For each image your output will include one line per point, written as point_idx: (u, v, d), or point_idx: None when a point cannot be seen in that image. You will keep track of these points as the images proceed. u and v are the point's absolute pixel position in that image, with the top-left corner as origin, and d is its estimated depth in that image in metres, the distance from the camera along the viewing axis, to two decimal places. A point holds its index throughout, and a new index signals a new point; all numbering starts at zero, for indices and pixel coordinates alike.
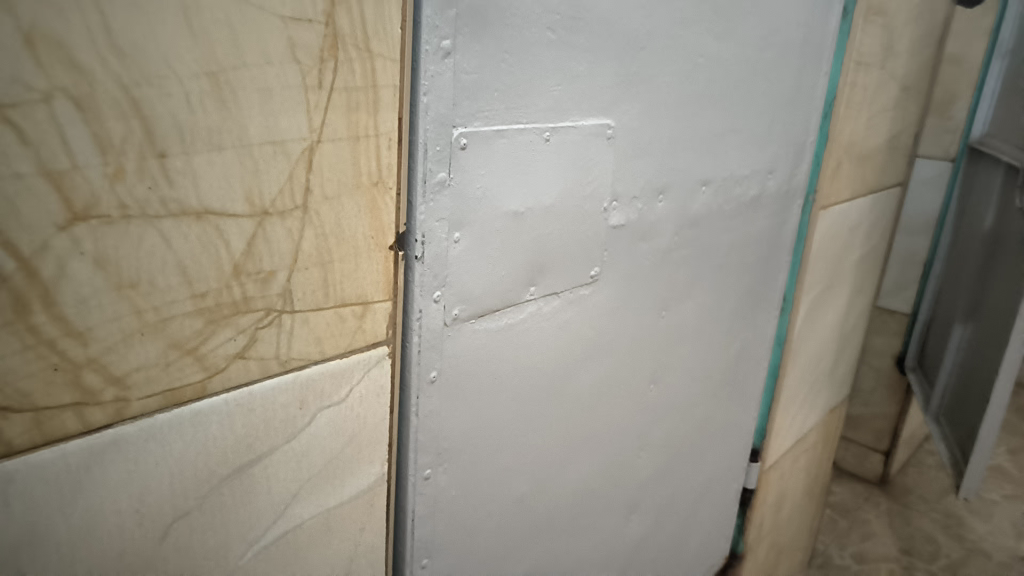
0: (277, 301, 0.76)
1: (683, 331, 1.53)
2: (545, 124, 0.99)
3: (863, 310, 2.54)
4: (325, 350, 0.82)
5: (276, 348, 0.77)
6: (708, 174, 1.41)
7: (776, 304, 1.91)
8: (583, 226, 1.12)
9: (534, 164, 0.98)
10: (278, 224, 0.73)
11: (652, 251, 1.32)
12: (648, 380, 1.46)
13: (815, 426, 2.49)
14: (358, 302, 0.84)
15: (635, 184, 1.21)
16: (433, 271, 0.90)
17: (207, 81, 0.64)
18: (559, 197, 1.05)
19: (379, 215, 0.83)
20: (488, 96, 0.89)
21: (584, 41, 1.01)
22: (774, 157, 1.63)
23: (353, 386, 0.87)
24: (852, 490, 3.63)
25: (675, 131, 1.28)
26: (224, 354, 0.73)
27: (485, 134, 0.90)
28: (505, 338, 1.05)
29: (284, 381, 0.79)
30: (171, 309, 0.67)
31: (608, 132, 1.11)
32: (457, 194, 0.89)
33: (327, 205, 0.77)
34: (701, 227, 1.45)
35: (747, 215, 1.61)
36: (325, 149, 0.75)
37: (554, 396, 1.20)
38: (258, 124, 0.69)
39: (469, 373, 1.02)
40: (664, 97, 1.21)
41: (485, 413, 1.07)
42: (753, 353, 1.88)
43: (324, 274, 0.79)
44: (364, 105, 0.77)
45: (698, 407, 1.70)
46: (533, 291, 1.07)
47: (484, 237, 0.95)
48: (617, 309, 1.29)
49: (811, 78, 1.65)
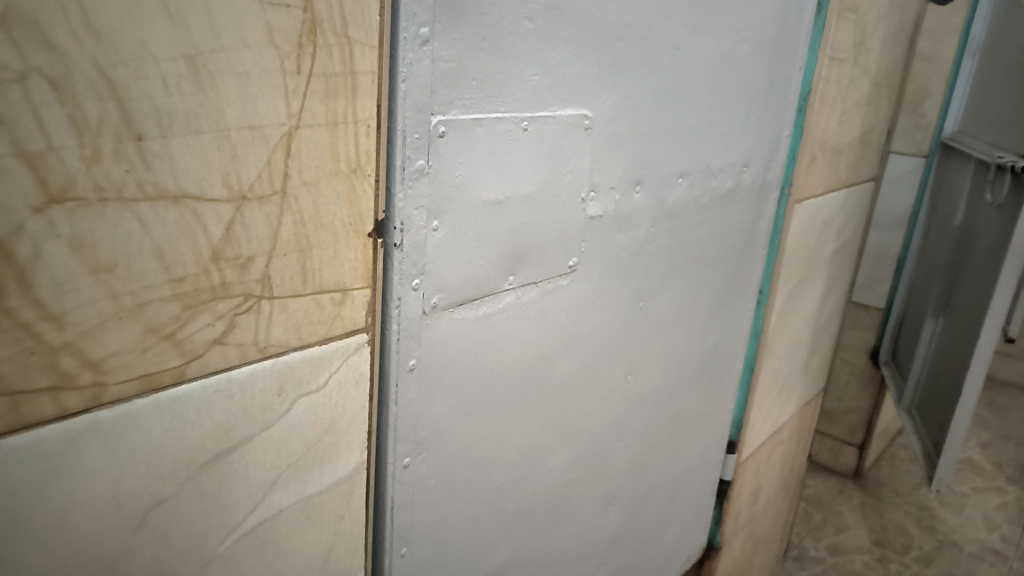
0: (255, 287, 0.76)
1: (660, 323, 1.55)
2: (523, 113, 0.99)
3: (837, 303, 2.58)
4: (303, 338, 0.82)
5: (254, 334, 0.77)
6: (685, 167, 1.43)
7: (752, 297, 1.94)
8: (561, 216, 1.13)
9: (512, 153, 0.99)
10: (256, 210, 0.73)
11: (629, 243, 1.34)
12: (625, 372, 1.48)
13: (790, 418, 2.53)
14: (336, 289, 0.84)
15: (613, 175, 1.23)
16: (412, 259, 0.91)
17: (184, 64, 0.64)
18: (537, 186, 1.06)
19: (357, 202, 0.83)
20: (466, 84, 0.90)
21: (563, 31, 1.02)
22: (749, 151, 1.65)
23: (331, 374, 0.87)
24: (827, 483, 3.69)
25: (652, 123, 1.29)
26: (202, 340, 0.73)
27: (464, 122, 0.91)
28: (483, 327, 1.06)
29: (262, 368, 0.79)
30: (148, 294, 0.67)
31: (585, 122, 1.12)
32: (436, 182, 0.90)
33: (305, 191, 0.77)
34: (677, 219, 1.47)
35: (723, 209, 1.63)
36: (303, 134, 0.75)
37: (532, 386, 1.21)
38: (236, 109, 0.68)
39: (448, 363, 1.02)
40: (641, 88, 1.23)
41: (464, 402, 1.08)
42: (729, 346, 1.91)
43: (302, 261, 0.79)
44: (342, 90, 0.77)
45: (675, 400, 1.73)
46: (512, 281, 1.08)
47: (463, 226, 0.96)
48: (595, 300, 1.30)
49: (785, 73, 1.68)
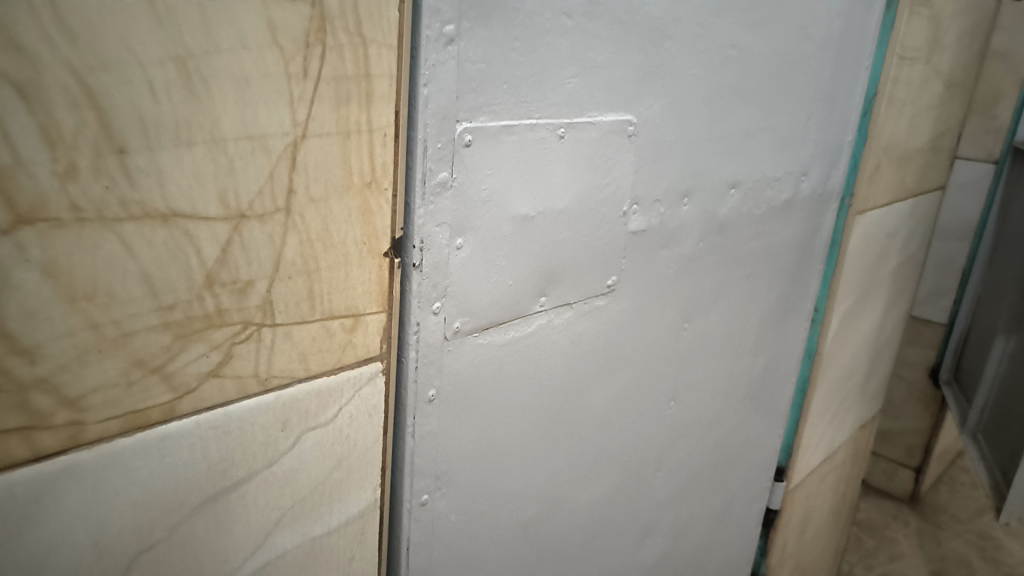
0: (256, 314, 0.68)
1: (707, 345, 1.45)
2: (559, 119, 0.90)
3: (897, 320, 2.42)
4: (310, 368, 0.75)
5: (256, 365, 0.70)
6: (738, 177, 1.32)
7: (807, 316, 1.81)
8: (599, 232, 1.04)
9: (546, 164, 0.90)
10: (257, 229, 0.66)
11: (675, 259, 1.23)
12: (666, 398, 1.38)
13: (843, 443, 2.38)
14: (348, 315, 0.76)
15: (659, 186, 1.13)
16: (433, 281, 0.83)
17: (175, 67, 0.56)
18: (573, 200, 0.97)
19: (372, 219, 0.75)
20: (496, 88, 0.81)
21: (605, 29, 0.93)
22: (809, 159, 1.53)
23: (342, 406, 0.79)
24: (879, 507, 3.50)
25: (702, 130, 1.19)
26: (196, 373, 0.65)
27: (493, 130, 0.82)
28: (510, 353, 0.97)
29: (264, 402, 0.72)
30: (134, 323, 0.60)
31: (629, 128, 1.02)
32: (461, 197, 0.82)
33: (312, 208, 0.69)
34: (729, 233, 1.36)
35: (778, 222, 1.51)
36: (310, 145, 0.67)
37: (564, 415, 1.12)
38: (234, 119, 0.61)
39: (471, 392, 0.94)
40: (691, 91, 1.12)
41: (489, 434, 0.99)
42: (779, 367, 1.79)
43: (310, 285, 0.72)
44: (355, 97, 0.69)
45: (720, 426, 1.62)
46: (544, 302, 0.99)
47: (489, 243, 0.87)
48: (635, 322, 1.21)
49: (849, 74, 1.55)
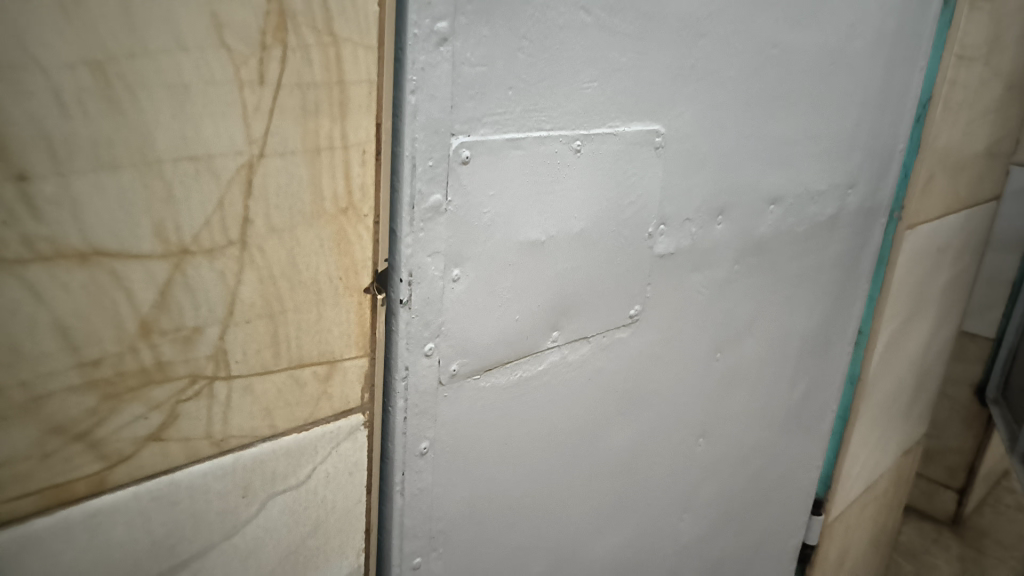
0: (207, 366, 0.57)
1: (742, 374, 1.32)
2: (574, 130, 0.78)
3: (945, 339, 2.25)
4: (276, 424, 0.64)
5: (208, 424, 0.59)
6: (777, 192, 1.19)
7: (850, 338, 1.67)
8: (621, 256, 0.92)
9: (559, 182, 0.79)
10: (204, 267, 0.55)
11: (706, 283, 1.11)
12: (696, 435, 1.25)
13: (885, 470, 2.22)
14: (321, 361, 0.65)
15: (689, 204, 1.00)
16: (424, 319, 0.71)
17: (91, 74, 0.46)
18: (591, 221, 0.85)
19: (348, 250, 0.64)
20: (500, 95, 0.70)
21: (629, 26, 0.80)
22: (856, 170, 1.39)
23: (316, 466, 0.68)
24: (919, 530, 3.31)
25: (739, 141, 1.06)
26: (132, 438, 0.55)
27: (496, 144, 0.71)
28: (518, 396, 0.85)
29: (219, 466, 0.61)
30: (47, 383, 0.49)
31: (656, 140, 0.90)
32: (457, 221, 0.70)
33: (274, 239, 0.58)
34: (766, 253, 1.23)
35: (821, 239, 1.37)
36: (270, 165, 0.56)
37: (581, 460, 1.00)
38: (172, 136, 0.50)
39: (472, 442, 0.82)
40: (727, 98, 1.00)
41: (494, 486, 0.87)
42: (820, 395, 1.64)
43: (273, 329, 0.61)
44: (325, 108, 0.58)
45: (754, 460, 1.49)
46: (556, 337, 0.87)
47: (491, 274, 0.76)
48: (661, 355, 1.08)
49: (902, 76, 1.40)
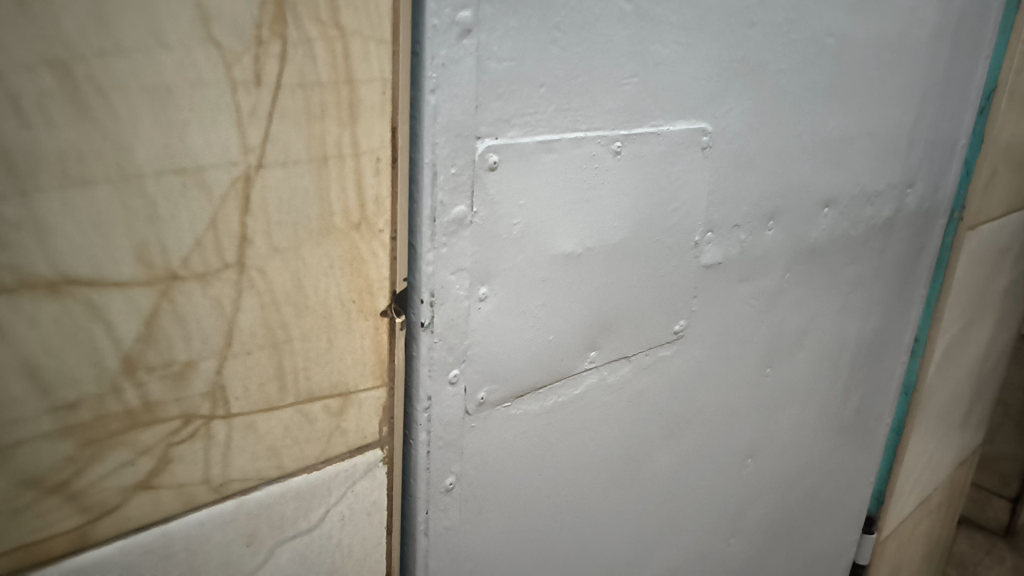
0: (203, 405, 0.51)
1: (792, 389, 1.22)
2: (614, 130, 0.70)
3: (1004, 345, 2.10)
4: (284, 465, 0.57)
5: (206, 470, 0.52)
6: (832, 193, 1.09)
7: (907, 347, 1.55)
8: (665, 267, 0.83)
9: (596, 188, 0.71)
10: (196, 293, 0.48)
11: (756, 294, 1.02)
12: (744, 455, 1.16)
13: (940, 485, 2.09)
14: (334, 394, 0.58)
15: (738, 209, 0.91)
16: (448, 343, 0.64)
17: (54, 76, 0.39)
18: (631, 230, 0.77)
19: (362, 270, 0.57)
20: (530, 93, 0.62)
21: (675, 14, 0.72)
22: (915, 167, 1.28)
23: (330, 508, 0.61)
24: (971, 541, 3.06)
25: (791, 139, 0.97)
26: (118, 487, 0.48)
27: (526, 148, 0.63)
28: (552, 424, 0.78)
29: (220, 513, 0.54)
30: (17, 431, 0.43)
31: (704, 139, 0.81)
32: (483, 234, 0.63)
33: (277, 260, 0.52)
34: (820, 260, 1.13)
35: (878, 243, 1.27)
36: (270, 177, 0.50)
37: (620, 488, 0.92)
38: (153, 146, 0.44)
39: (503, 475, 0.74)
40: (779, 92, 0.91)
41: (527, 521, 0.80)
42: (873, 408, 1.53)
43: (278, 361, 0.54)
44: (332, 110, 0.51)
45: (805, 479, 1.39)
46: (594, 358, 0.79)
47: (522, 292, 0.68)
48: (707, 372, 0.99)
49: (967, 64, 1.28)
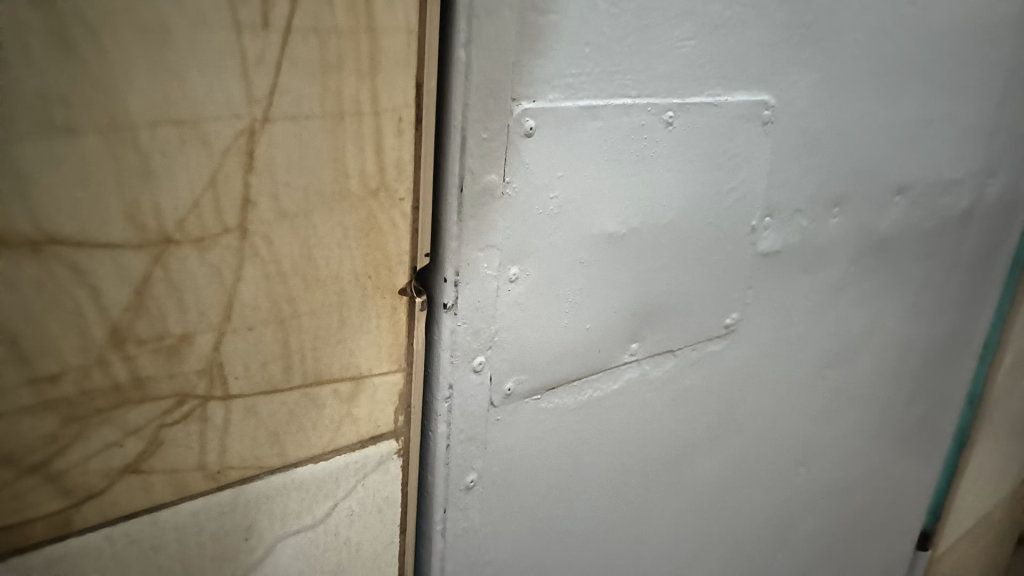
0: (199, 383, 0.46)
1: (851, 393, 1.13)
2: (667, 98, 0.63)
3: None
4: (288, 453, 0.52)
5: (201, 454, 0.48)
6: (904, 180, 0.99)
7: (978, 353, 1.43)
8: (718, 255, 0.76)
9: (644, 162, 0.64)
10: (192, 260, 0.43)
11: (815, 289, 0.93)
12: (794, 462, 1.08)
13: (1004, 501, 1.95)
14: (345, 377, 0.53)
15: (801, 193, 0.83)
16: (474, 327, 0.58)
17: (33, 6, 0.34)
18: (682, 211, 0.69)
19: (379, 243, 0.51)
20: (574, 51, 0.55)
21: None
22: (999, 155, 1.16)
23: (337, 502, 0.56)
24: None
25: (863, 118, 0.87)
26: (104, 469, 0.44)
27: (568, 114, 0.57)
28: (586, 420, 0.71)
29: (217, 501, 0.49)
30: None
31: (766, 113, 0.73)
32: (517, 209, 0.57)
33: (284, 227, 0.46)
34: (887, 253, 1.03)
35: (952, 237, 1.16)
36: (277, 133, 0.44)
37: (658, 491, 0.85)
38: (147, 92, 0.39)
39: (531, 474, 0.69)
40: (852, 66, 0.82)
41: (555, 524, 0.74)
42: (937, 417, 1.42)
43: (283, 340, 0.49)
44: (351, 61, 0.46)
45: (858, 490, 1.29)
46: (635, 350, 0.72)
47: (558, 274, 0.62)
48: (758, 371, 0.91)
49: None
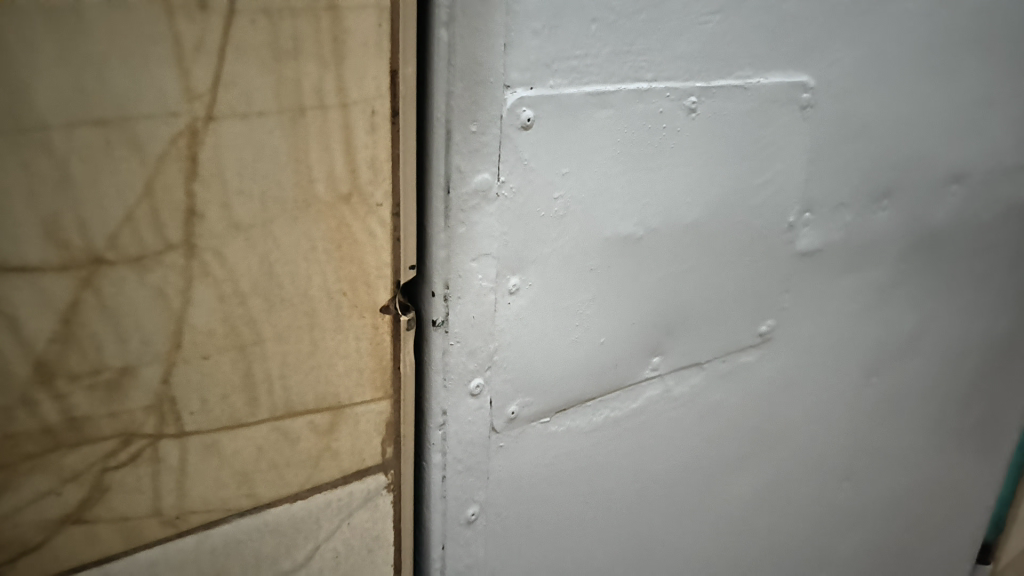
0: (148, 420, 0.41)
1: (901, 399, 1.03)
2: (689, 82, 0.56)
3: None
4: (259, 494, 0.46)
5: (154, 500, 0.42)
6: (960, 166, 0.89)
7: None
8: (749, 256, 0.68)
9: (663, 155, 0.56)
10: (129, 283, 0.38)
11: (860, 289, 0.84)
12: (838, 477, 0.99)
13: None
14: (322, 408, 0.47)
15: (843, 184, 0.74)
16: (470, 346, 0.52)
17: None
18: (708, 209, 0.62)
19: (355, 255, 0.45)
20: (578, 30, 0.48)
21: None
22: None
23: (320, 544, 0.50)
24: None
25: (914, 98, 0.78)
26: (40, 520, 0.39)
27: (572, 102, 0.49)
28: (604, 443, 0.64)
29: (178, 551, 0.44)
30: None
31: (804, 96, 0.65)
32: (515, 211, 0.50)
33: (238, 241, 0.40)
34: (942, 247, 0.93)
35: (1016, 227, 1.05)
36: (225, 132, 0.38)
37: (685, 515, 0.77)
38: (57, 87, 0.33)
39: (542, 504, 0.62)
40: (900, 40, 0.72)
41: (571, 556, 0.67)
42: (999, 423, 1.30)
43: (245, 368, 0.43)
44: (310, 46, 0.39)
45: (911, 503, 1.19)
46: (657, 365, 0.65)
47: (566, 284, 0.55)
48: (797, 382, 0.83)
49: None
